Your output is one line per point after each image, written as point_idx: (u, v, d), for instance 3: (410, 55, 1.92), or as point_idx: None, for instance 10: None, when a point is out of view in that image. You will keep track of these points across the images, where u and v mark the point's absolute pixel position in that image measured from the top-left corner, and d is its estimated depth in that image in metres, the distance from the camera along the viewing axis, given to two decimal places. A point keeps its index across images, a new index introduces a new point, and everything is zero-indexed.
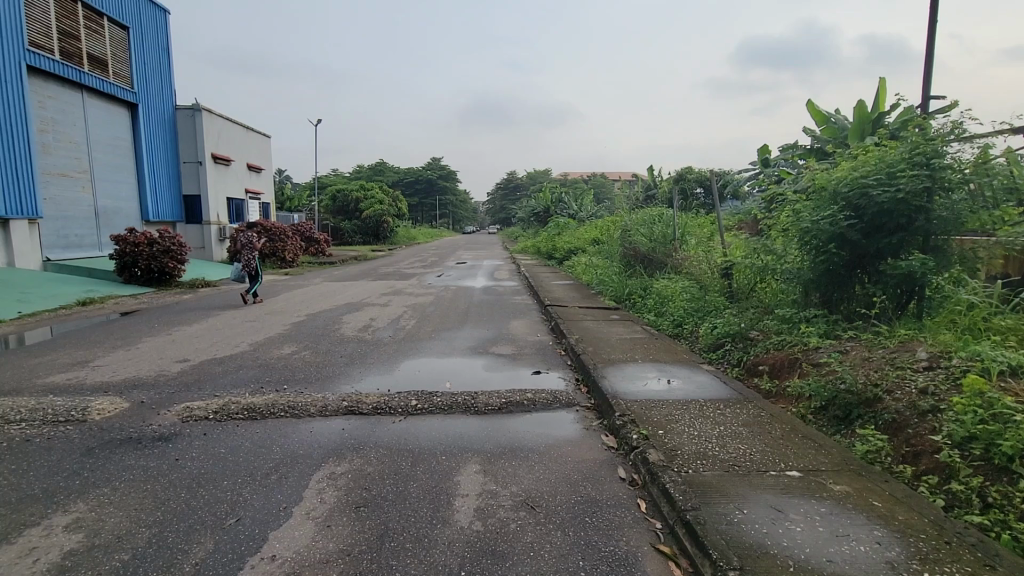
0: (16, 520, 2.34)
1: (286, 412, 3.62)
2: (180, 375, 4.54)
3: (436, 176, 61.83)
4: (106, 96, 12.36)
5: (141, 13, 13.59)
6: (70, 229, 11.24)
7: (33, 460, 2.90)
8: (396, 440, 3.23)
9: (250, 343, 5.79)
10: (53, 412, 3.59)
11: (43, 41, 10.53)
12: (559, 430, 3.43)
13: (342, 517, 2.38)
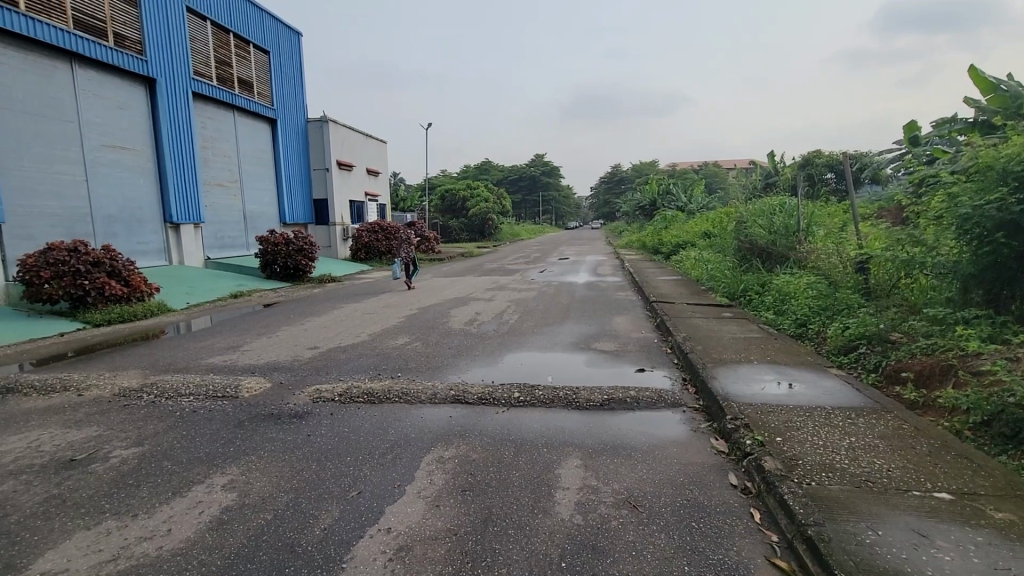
0: (186, 477, 2.78)
1: (399, 398, 3.90)
2: (311, 361, 5.08)
3: (539, 172, 62.52)
4: (253, 114, 14.11)
5: (280, 39, 15.32)
6: (226, 233, 13.04)
7: (199, 428, 3.43)
8: (500, 430, 3.33)
9: (370, 333, 6.30)
10: (214, 388, 4.22)
11: (204, 70, 12.28)
12: (665, 430, 3.31)
13: (450, 499, 2.51)
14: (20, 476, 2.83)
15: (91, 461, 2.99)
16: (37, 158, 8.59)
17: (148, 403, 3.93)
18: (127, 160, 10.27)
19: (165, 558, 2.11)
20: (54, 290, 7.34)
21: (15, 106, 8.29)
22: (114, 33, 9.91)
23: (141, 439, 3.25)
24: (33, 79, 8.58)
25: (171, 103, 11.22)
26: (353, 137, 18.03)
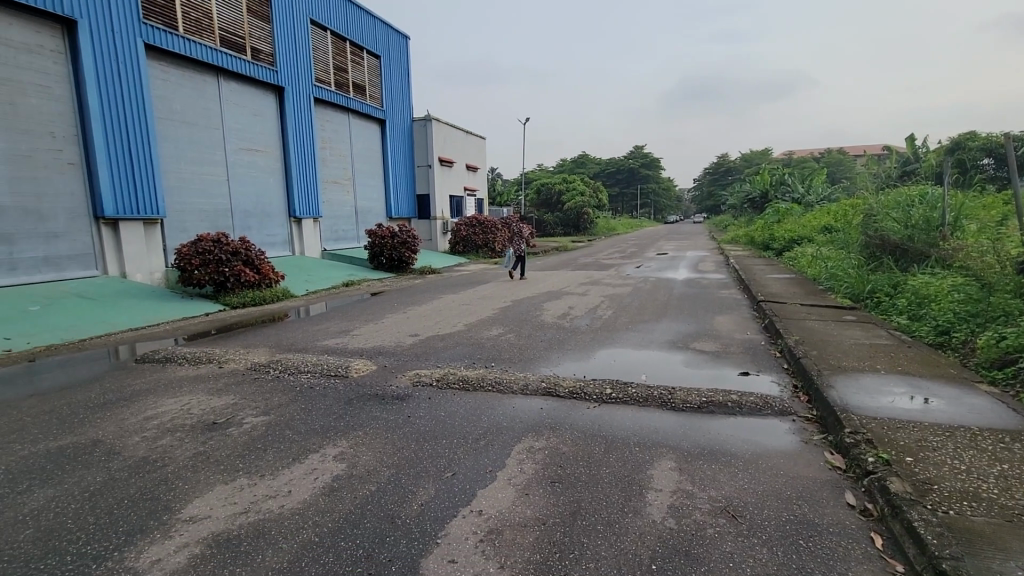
0: (303, 446, 3.08)
1: (492, 387, 4.01)
2: (412, 347, 5.38)
3: (638, 164, 60.68)
4: (365, 116, 15.15)
5: (391, 44, 16.29)
6: (340, 227, 14.18)
7: (315, 402, 3.79)
8: (591, 425, 3.30)
9: (466, 323, 6.54)
10: (328, 367, 4.62)
11: (324, 76, 13.41)
12: (770, 439, 3.08)
13: (539, 488, 2.54)
14: (176, 433, 3.32)
15: (229, 424, 3.43)
16: (191, 161, 9.91)
17: (274, 377, 4.42)
18: (260, 161, 11.52)
19: (286, 516, 2.36)
20: (202, 276, 8.45)
21: (175, 117, 9.62)
22: (252, 48, 11.12)
23: (268, 409, 3.66)
24: (189, 93, 9.89)
25: (296, 108, 12.39)
26: (455, 135, 18.75)
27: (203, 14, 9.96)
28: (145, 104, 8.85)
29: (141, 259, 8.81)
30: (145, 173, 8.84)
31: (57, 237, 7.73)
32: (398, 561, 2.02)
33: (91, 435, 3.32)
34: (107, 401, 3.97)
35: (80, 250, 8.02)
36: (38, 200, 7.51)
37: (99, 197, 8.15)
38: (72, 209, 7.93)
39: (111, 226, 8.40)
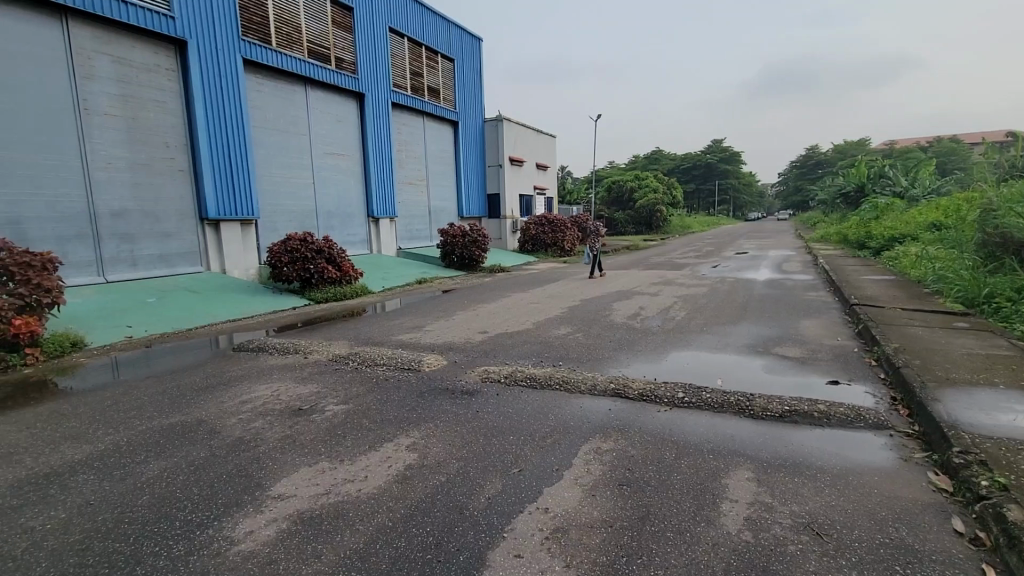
0: (379, 435, 3.24)
1: (560, 386, 4.00)
2: (481, 344, 5.48)
3: (716, 159, 58.00)
4: (439, 118, 15.61)
5: (464, 46, 16.67)
6: (414, 226, 14.72)
7: (390, 394, 3.97)
8: (662, 429, 3.21)
9: (534, 321, 6.56)
10: (402, 361, 4.81)
11: (401, 81, 13.96)
12: (863, 454, 2.84)
13: (606, 490, 2.51)
14: (266, 416, 3.59)
15: (313, 411, 3.67)
16: (281, 165, 10.68)
17: (353, 369, 4.67)
18: (342, 165, 12.19)
19: (363, 500, 2.48)
20: (291, 273, 9.09)
21: (268, 125, 10.42)
22: (336, 58, 11.79)
23: (348, 398, 3.88)
24: (280, 102, 10.66)
25: (376, 113, 12.99)
26: (525, 134, 18.87)
27: (293, 28, 10.70)
28: (242, 114, 9.64)
29: (238, 256, 9.63)
30: (242, 177, 9.65)
31: (169, 236, 8.63)
32: (466, 551, 2.07)
33: (195, 415, 3.68)
34: (208, 385, 4.38)
35: (188, 248, 8.90)
36: (154, 203, 8.41)
37: (203, 200, 8.99)
38: (182, 211, 8.82)
39: (213, 226, 9.24)
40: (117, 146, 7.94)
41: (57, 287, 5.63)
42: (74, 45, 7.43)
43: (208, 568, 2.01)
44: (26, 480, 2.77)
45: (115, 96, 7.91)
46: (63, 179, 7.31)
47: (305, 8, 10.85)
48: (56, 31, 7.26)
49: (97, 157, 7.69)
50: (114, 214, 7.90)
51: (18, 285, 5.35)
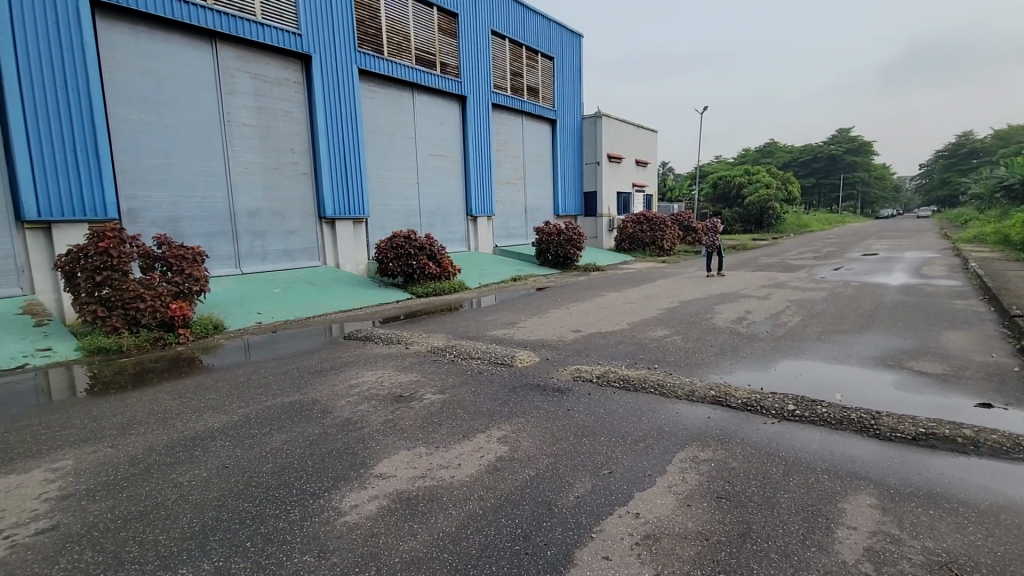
0: (472, 426, 3.33)
1: (656, 390, 3.86)
2: (574, 342, 5.45)
3: (841, 151, 52.41)
4: (537, 117, 15.73)
5: (564, 44, 16.63)
6: (511, 224, 15.01)
7: (484, 387, 4.07)
8: (768, 442, 2.97)
9: (629, 322, 6.39)
10: (495, 356, 4.93)
11: (501, 82, 14.27)
12: (1021, 491, 2.42)
13: (703, 501, 2.38)
14: (372, 400, 3.87)
15: (412, 398, 3.88)
16: (389, 167, 11.39)
17: (449, 360, 4.87)
18: (444, 165, 12.72)
19: (457, 486, 2.58)
20: (395, 268, 9.70)
21: (379, 130, 11.16)
22: (441, 63, 12.33)
23: (444, 389, 4.05)
24: (390, 108, 11.37)
25: (477, 114, 13.40)
26: (625, 130, 18.43)
27: (403, 37, 11.36)
28: (356, 121, 10.42)
29: (351, 252, 10.44)
30: (355, 179, 10.43)
31: (293, 234, 9.58)
32: (553, 547, 2.07)
33: (312, 394, 4.06)
34: (322, 369, 4.80)
35: (308, 244, 9.82)
36: (282, 204, 9.38)
37: (322, 200, 9.85)
38: (304, 211, 9.74)
39: (330, 224, 10.10)
40: (253, 153, 8.95)
41: (204, 276, 6.51)
42: (220, 65, 8.49)
43: (319, 534, 2.20)
44: (177, 441, 3.23)
45: (252, 108, 8.92)
46: (210, 184, 8.39)
47: (413, 18, 11.49)
48: (207, 55, 8.33)
49: (236, 163, 8.73)
50: (249, 214, 8.92)
51: (174, 275, 6.30)
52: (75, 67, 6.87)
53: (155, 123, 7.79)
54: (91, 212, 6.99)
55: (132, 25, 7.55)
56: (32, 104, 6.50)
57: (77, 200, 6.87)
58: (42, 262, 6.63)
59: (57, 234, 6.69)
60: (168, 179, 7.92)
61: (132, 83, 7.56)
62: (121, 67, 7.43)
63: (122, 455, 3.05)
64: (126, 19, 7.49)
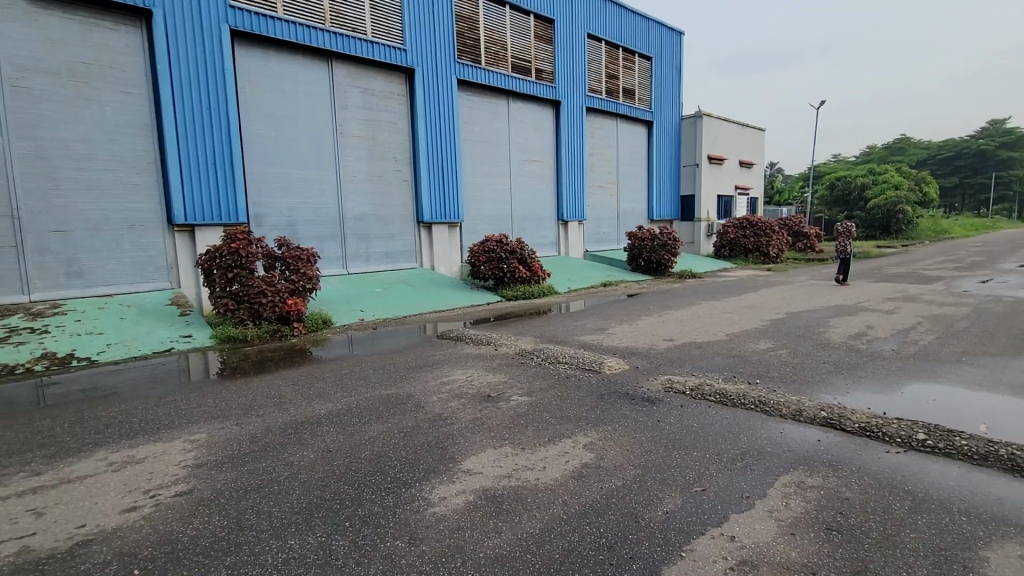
0: (559, 430, 3.31)
1: (757, 407, 3.59)
2: (667, 351, 5.23)
3: (992, 146, 45.48)
4: (633, 119, 15.38)
5: (663, 43, 16.11)
6: (602, 229, 14.80)
7: (571, 392, 4.04)
8: (889, 473, 2.65)
9: (728, 333, 6.02)
10: (584, 361, 4.87)
11: (596, 86, 14.14)
12: None
13: (809, 531, 2.17)
14: (462, 398, 3.99)
15: (500, 399, 3.94)
16: (483, 173, 11.72)
17: (537, 363, 4.90)
18: (537, 170, 12.85)
19: (542, 488, 2.58)
20: (487, 271, 9.93)
21: (475, 137, 11.53)
22: (536, 69, 12.48)
23: (531, 391, 4.08)
24: (486, 115, 11.71)
25: (571, 119, 13.38)
26: (728, 130, 17.47)
27: (500, 46, 11.66)
28: (454, 129, 10.85)
29: (445, 255, 10.89)
30: (451, 185, 10.86)
31: (394, 237, 10.18)
32: (640, 561, 2.00)
33: (407, 389, 4.27)
34: (415, 365, 5.03)
35: (407, 247, 10.37)
36: (384, 209, 10.00)
37: (420, 205, 10.37)
38: (404, 215, 10.30)
39: (427, 229, 10.59)
40: (360, 162, 9.63)
41: (316, 275, 7.11)
42: (335, 82, 9.25)
43: (411, 522, 2.30)
44: (290, 424, 3.55)
45: (361, 121, 9.62)
46: (323, 191, 9.16)
47: (510, 26, 11.76)
48: (324, 73, 9.11)
49: (346, 171, 9.46)
50: (356, 219, 9.61)
51: (291, 274, 6.95)
52: (218, 89, 7.82)
53: (280, 137, 8.67)
54: (226, 216, 7.93)
55: (264, 50, 8.45)
56: (183, 124, 7.52)
57: (215, 206, 7.82)
58: (186, 261, 7.66)
59: (198, 236, 7.69)
60: (289, 187, 8.77)
61: (262, 102, 8.48)
62: (253, 88, 8.36)
63: (245, 433, 3.41)
64: (259, 44, 8.40)
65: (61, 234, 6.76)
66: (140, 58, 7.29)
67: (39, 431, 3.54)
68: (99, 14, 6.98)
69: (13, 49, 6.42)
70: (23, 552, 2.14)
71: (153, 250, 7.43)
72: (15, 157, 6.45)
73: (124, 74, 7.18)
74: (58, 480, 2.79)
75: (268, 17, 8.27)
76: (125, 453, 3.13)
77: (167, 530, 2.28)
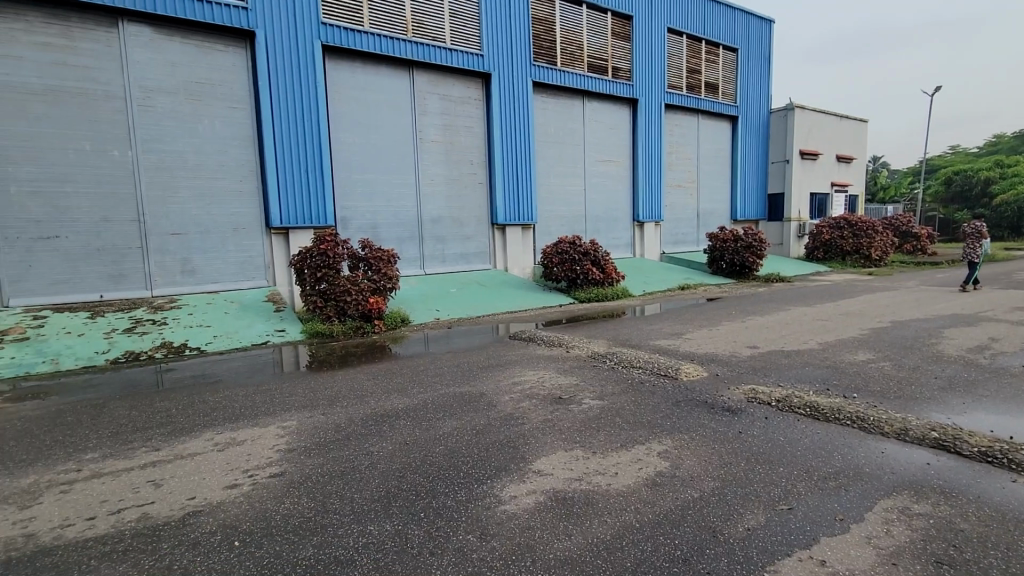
0: (632, 436, 3.23)
1: (854, 423, 3.29)
2: (751, 359, 4.94)
3: None
4: (716, 115, 14.69)
5: (751, 33, 15.25)
6: (680, 230, 14.28)
7: (646, 397, 3.93)
8: (1018, 506, 2.32)
9: (820, 342, 5.59)
10: (659, 366, 4.72)
11: (676, 82, 13.65)
12: None
13: (914, 563, 1.96)
14: (534, 399, 4.01)
15: (571, 401, 3.92)
16: (557, 174, 11.71)
17: (610, 367, 4.82)
18: (612, 171, 12.64)
19: (614, 494, 2.53)
20: (559, 273, 9.87)
21: (549, 139, 11.54)
22: (613, 67, 12.28)
23: (604, 395, 4.01)
24: (560, 117, 11.69)
25: (648, 117, 13.02)
26: (823, 122, 16.22)
27: (576, 47, 11.59)
28: (529, 132, 10.92)
29: (519, 256, 10.99)
30: (525, 187, 10.93)
31: (469, 239, 10.42)
32: None
33: (479, 387, 4.36)
34: (488, 364, 5.13)
35: (481, 249, 10.59)
36: (460, 211, 10.27)
37: (495, 207, 10.54)
38: (479, 218, 10.52)
39: (502, 230, 10.73)
40: (438, 166, 9.96)
41: (395, 275, 7.43)
42: (416, 89, 9.63)
43: (482, 517, 2.34)
44: (370, 416, 3.74)
45: (439, 126, 9.94)
46: (403, 194, 9.56)
47: (587, 26, 11.67)
48: (405, 81, 9.51)
49: (425, 176, 9.81)
50: (433, 221, 9.95)
51: (373, 274, 7.32)
52: (310, 101, 8.39)
53: (365, 144, 9.16)
54: (316, 219, 8.49)
55: (351, 62, 8.96)
56: (280, 135, 8.15)
57: (306, 210, 8.40)
58: (281, 261, 8.30)
59: (292, 239, 8.31)
60: (372, 192, 9.25)
61: (350, 112, 9.00)
62: (342, 99, 8.90)
63: (331, 422, 3.64)
64: (347, 57, 8.91)
65: (178, 236, 7.57)
66: (244, 76, 8.00)
67: (158, 411, 3.98)
68: (210, 38, 7.73)
69: (141, 73, 7.27)
70: (144, 517, 2.42)
71: (254, 251, 8.13)
72: (142, 168, 7.31)
73: (231, 91, 7.91)
74: (173, 456, 3.13)
75: (356, 31, 8.75)
76: (228, 435, 3.44)
77: (263, 507, 2.48)
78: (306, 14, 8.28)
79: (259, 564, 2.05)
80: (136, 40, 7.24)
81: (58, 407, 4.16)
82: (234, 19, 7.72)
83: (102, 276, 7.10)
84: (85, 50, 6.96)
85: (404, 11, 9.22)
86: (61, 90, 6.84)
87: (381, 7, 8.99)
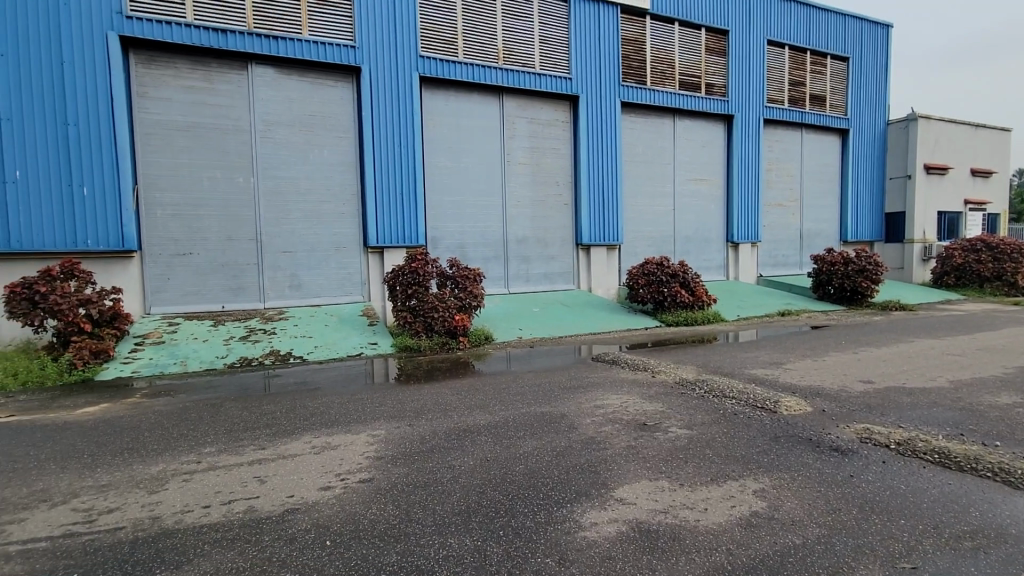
0: (724, 470, 3.01)
1: (996, 476, 2.83)
2: (864, 396, 4.43)
3: None
4: (821, 128, 13.69)
5: (863, 40, 14.13)
6: (780, 252, 13.34)
7: (740, 430, 3.65)
8: None
9: (951, 380, 4.89)
10: (755, 397, 4.37)
11: (777, 95, 12.92)
12: None
13: None
14: (617, 424, 3.87)
15: (656, 428, 3.74)
16: (645, 194, 11.47)
17: (700, 395, 4.55)
18: (703, 190, 12.15)
19: (702, 531, 2.36)
20: (646, 294, 9.58)
21: (637, 158, 11.37)
22: (707, 84, 11.90)
23: (692, 424, 3.79)
24: (649, 136, 11.48)
25: (744, 133, 12.40)
26: (953, 133, 14.52)
27: (668, 64, 11.39)
28: (616, 152, 10.83)
29: (603, 277, 10.84)
30: (612, 207, 10.81)
31: (553, 259, 10.45)
32: None
33: (561, 409, 4.29)
34: (571, 386, 5.05)
35: (565, 269, 10.56)
36: (545, 231, 10.36)
37: (580, 227, 10.50)
38: (564, 238, 10.54)
39: (586, 251, 10.65)
40: (525, 187, 10.15)
41: (481, 294, 7.62)
42: (505, 114, 9.95)
43: (561, 542, 2.28)
44: (453, 430, 3.82)
45: (527, 148, 10.17)
46: (490, 215, 9.83)
47: (679, 43, 11.44)
48: (495, 106, 9.86)
49: (512, 197, 10.04)
50: (518, 241, 10.11)
51: (460, 292, 7.56)
52: (407, 128, 8.94)
53: (456, 167, 9.58)
54: (408, 239, 8.95)
55: (446, 91, 9.46)
56: (379, 160, 8.74)
57: (400, 230, 8.89)
58: (377, 278, 8.82)
59: (386, 257, 8.82)
60: (461, 213, 9.61)
61: (443, 137, 9.47)
62: (436, 125, 9.40)
63: (416, 433, 3.76)
64: (442, 87, 9.43)
65: (288, 254, 8.32)
66: (350, 107, 8.72)
67: (265, 413, 4.35)
68: (323, 75, 8.53)
69: (264, 108, 8.17)
70: (249, 510, 2.63)
71: (352, 268, 8.73)
72: (261, 193, 8.16)
73: (338, 121, 8.64)
74: (276, 455, 3.38)
75: (451, 61, 9.25)
76: (323, 439, 3.67)
77: (352, 510, 2.60)
78: (406, 48, 8.89)
79: (348, 565, 2.13)
80: (262, 80, 8.16)
81: (185, 404, 4.69)
82: (344, 57, 8.47)
83: (224, 289, 7.96)
84: (221, 90, 7.95)
85: (496, 40, 9.61)
86: (201, 126, 7.86)
87: (475, 38, 9.44)
